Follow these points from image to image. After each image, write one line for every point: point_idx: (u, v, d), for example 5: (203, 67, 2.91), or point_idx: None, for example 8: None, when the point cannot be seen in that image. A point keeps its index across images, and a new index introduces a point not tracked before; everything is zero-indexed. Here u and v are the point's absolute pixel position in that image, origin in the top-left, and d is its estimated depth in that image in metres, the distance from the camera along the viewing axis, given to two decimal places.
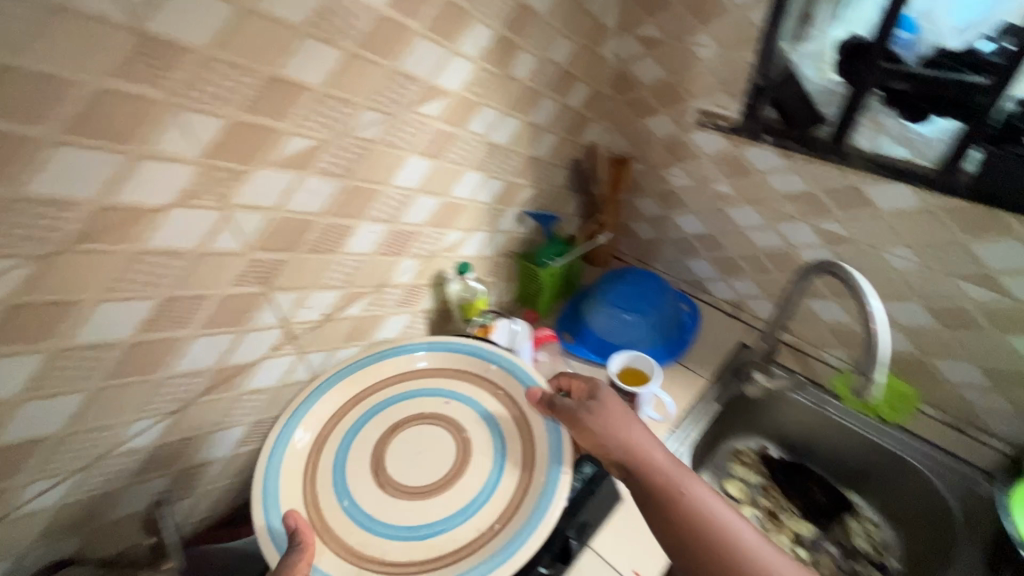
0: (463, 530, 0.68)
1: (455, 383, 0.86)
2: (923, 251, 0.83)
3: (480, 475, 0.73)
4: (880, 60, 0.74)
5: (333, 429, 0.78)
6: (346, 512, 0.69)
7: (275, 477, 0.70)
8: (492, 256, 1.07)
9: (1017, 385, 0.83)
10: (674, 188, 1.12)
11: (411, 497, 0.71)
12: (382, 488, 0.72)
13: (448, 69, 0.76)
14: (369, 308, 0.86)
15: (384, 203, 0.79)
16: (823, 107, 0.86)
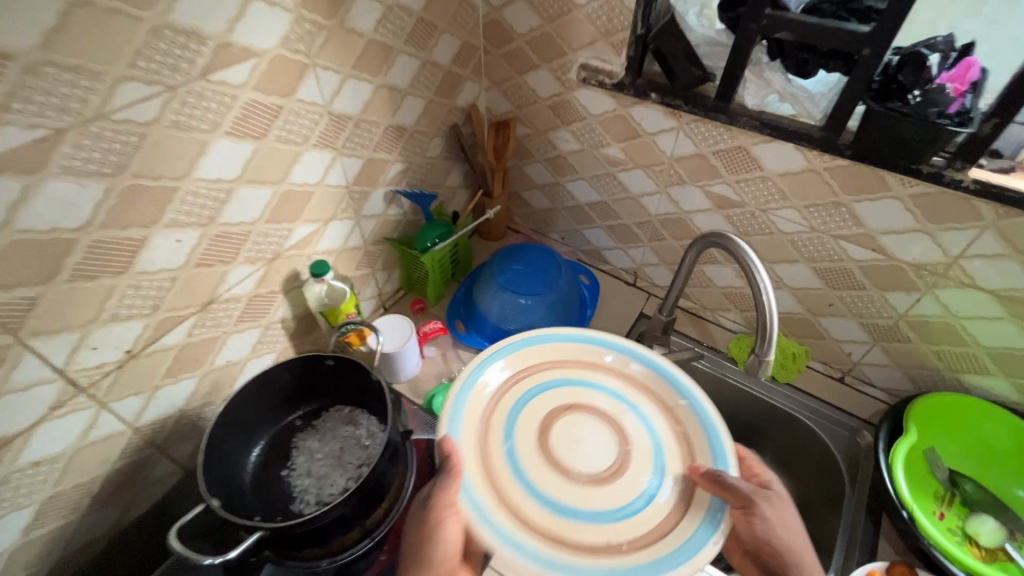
0: (598, 535, 0.53)
1: (640, 398, 0.63)
2: (808, 212, 0.80)
3: (640, 477, 0.57)
4: (765, 7, 0.65)
5: (528, 378, 0.64)
6: (508, 454, 0.58)
7: (461, 410, 0.60)
8: (360, 247, 0.91)
9: (894, 340, 0.84)
10: (563, 153, 1.02)
11: (591, 482, 0.56)
12: (540, 455, 0.58)
13: (250, 21, 0.58)
14: (198, 331, 0.70)
15: (189, 203, 0.61)
16: (708, 60, 0.75)
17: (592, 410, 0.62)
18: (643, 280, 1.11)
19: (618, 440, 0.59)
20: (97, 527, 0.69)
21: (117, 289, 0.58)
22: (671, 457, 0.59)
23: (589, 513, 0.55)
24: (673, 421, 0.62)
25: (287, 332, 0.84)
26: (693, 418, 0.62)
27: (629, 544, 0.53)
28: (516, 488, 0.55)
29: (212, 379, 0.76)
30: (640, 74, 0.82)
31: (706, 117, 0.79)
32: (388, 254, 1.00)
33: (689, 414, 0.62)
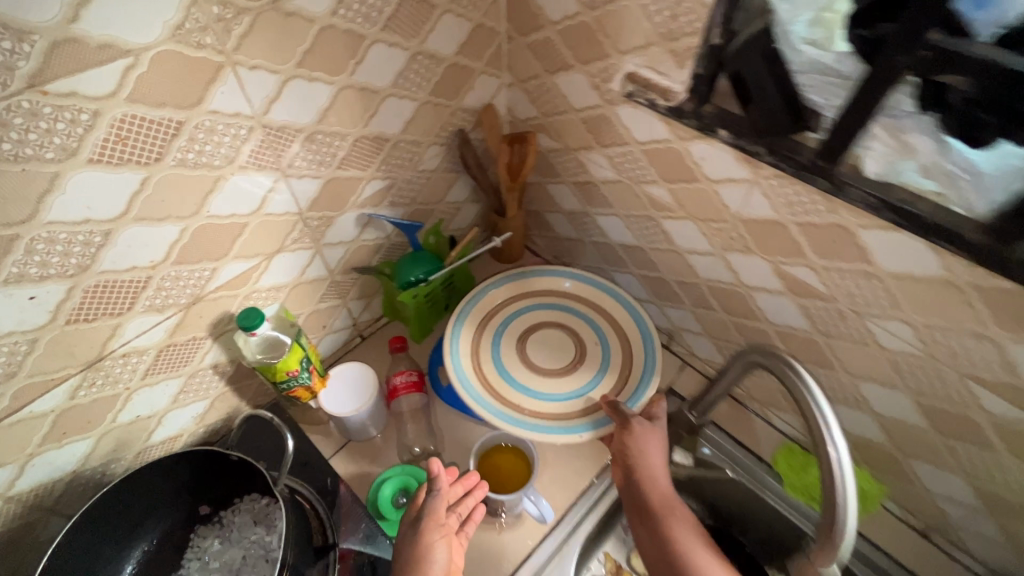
0: (528, 403, 0.77)
1: (597, 322, 0.84)
2: (928, 334, 0.54)
3: (581, 373, 0.80)
4: (929, 28, 0.38)
5: (519, 301, 0.86)
6: (495, 343, 0.82)
7: (465, 321, 0.83)
8: (323, 279, 0.74)
9: (1017, 519, 0.59)
10: (595, 180, 0.78)
11: (543, 374, 0.79)
12: (523, 361, 0.81)
13: (106, 5, 0.39)
14: (85, 392, 0.56)
15: (41, 253, 0.45)
16: (815, 96, 0.49)
17: (562, 329, 0.84)
18: (679, 345, 0.88)
19: (575, 355, 0.81)
20: None
21: None
22: (603, 381, 0.78)
23: (536, 392, 0.78)
24: (621, 345, 0.81)
25: (221, 378, 0.70)
26: (638, 340, 0.80)
27: (530, 411, 0.76)
28: (491, 366, 0.80)
29: (116, 436, 0.63)
30: (708, 100, 0.57)
31: (796, 177, 0.54)
32: (364, 281, 0.82)
33: (636, 350, 0.80)
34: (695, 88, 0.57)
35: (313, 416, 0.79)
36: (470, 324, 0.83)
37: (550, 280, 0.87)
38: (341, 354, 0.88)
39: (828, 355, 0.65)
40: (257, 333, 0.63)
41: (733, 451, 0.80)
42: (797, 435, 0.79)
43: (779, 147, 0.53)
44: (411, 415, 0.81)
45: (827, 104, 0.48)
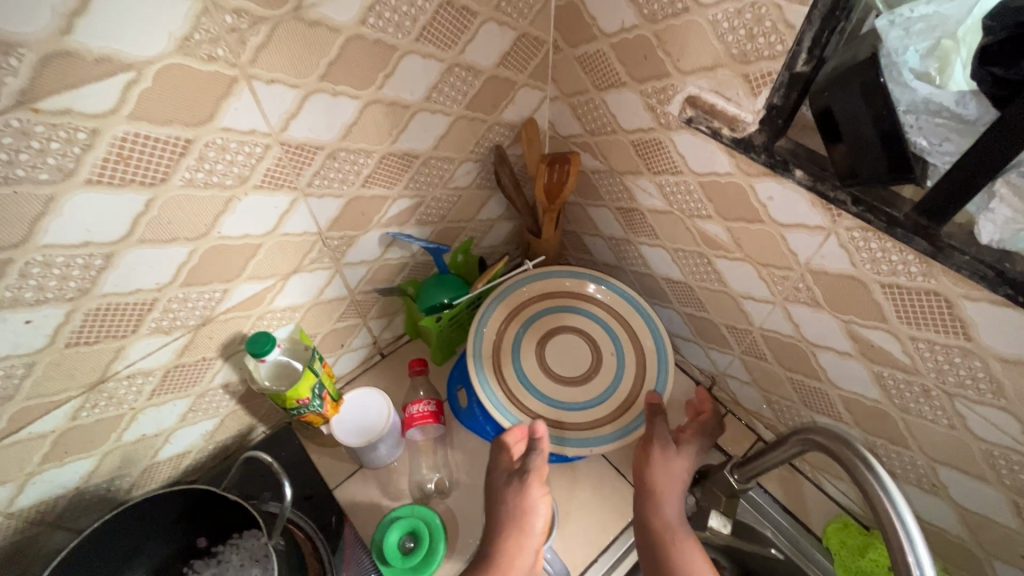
0: (538, 407, 0.71)
1: (620, 322, 0.76)
2: None
3: (599, 383, 0.72)
4: None
5: (546, 296, 0.78)
6: (515, 336, 0.75)
7: (490, 309, 0.75)
8: (342, 299, 0.71)
9: None
10: (641, 208, 0.71)
11: (559, 377, 0.73)
12: (540, 359, 0.74)
13: (98, 13, 0.34)
14: (88, 413, 0.54)
15: (39, 277, 0.42)
16: (920, 140, 0.40)
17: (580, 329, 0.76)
18: (722, 390, 0.80)
19: (595, 358, 0.74)
20: None
21: None
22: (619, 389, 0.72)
23: (545, 395, 0.72)
24: (635, 353, 0.74)
25: (232, 398, 0.67)
26: (652, 343, 0.73)
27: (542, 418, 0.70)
28: (507, 361, 0.73)
29: (121, 454, 0.61)
30: (784, 134, 0.49)
31: (886, 233, 0.45)
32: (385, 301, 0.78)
33: (652, 355, 0.73)
34: (769, 121, 0.49)
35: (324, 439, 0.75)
36: (492, 313, 0.75)
37: (572, 281, 0.78)
38: (359, 372, 0.84)
39: (903, 430, 0.57)
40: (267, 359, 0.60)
41: (775, 517, 0.72)
42: (849, 504, 0.71)
43: (869, 197, 0.45)
44: (427, 446, 0.76)
45: (934, 150, 0.40)
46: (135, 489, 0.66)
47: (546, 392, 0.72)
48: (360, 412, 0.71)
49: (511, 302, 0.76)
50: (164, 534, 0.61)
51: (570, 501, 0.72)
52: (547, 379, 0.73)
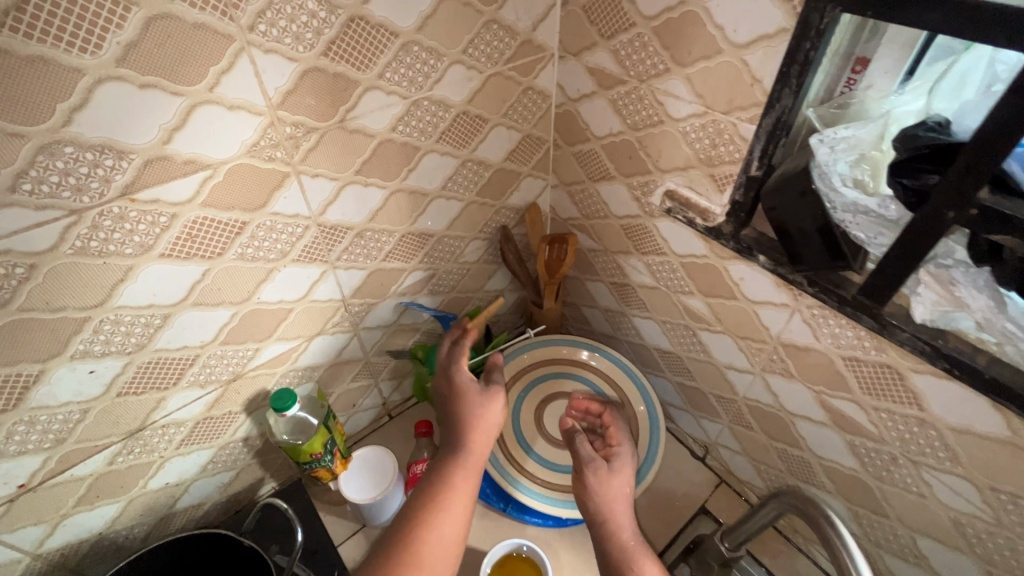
0: (540, 470, 0.75)
1: (612, 388, 0.82)
2: (996, 498, 0.49)
3: None
4: (981, 188, 0.37)
5: (543, 364, 0.85)
6: (516, 402, 0.81)
7: None
8: (358, 360, 0.77)
9: None
10: (632, 283, 0.79)
11: (557, 441, 0.78)
12: (539, 425, 0.80)
13: (192, 128, 0.44)
14: (122, 458, 0.59)
15: (107, 332, 0.50)
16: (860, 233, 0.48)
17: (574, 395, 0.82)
18: (715, 459, 0.83)
19: None
20: None
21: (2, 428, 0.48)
22: None
23: (545, 458, 0.77)
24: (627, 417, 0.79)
25: (249, 451, 0.72)
26: (642, 407, 0.79)
27: (542, 481, 0.74)
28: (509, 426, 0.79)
29: (144, 501, 0.65)
30: (748, 224, 0.57)
31: (839, 311, 0.52)
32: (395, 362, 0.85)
33: (643, 418, 0.78)
34: (735, 213, 0.57)
35: (330, 495, 0.78)
36: None
37: (567, 350, 0.85)
38: (367, 432, 0.88)
39: (881, 499, 0.60)
40: (287, 414, 0.65)
41: None
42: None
43: (821, 280, 0.52)
44: None
45: (870, 241, 0.47)
46: (150, 539, 0.69)
47: (545, 454, 0.77)
48: (367, 468, 0.75)
49: (513, 368, 0.83)
50: None
51: (566, 567, 0.73)
52: (547, 443, 0.78)
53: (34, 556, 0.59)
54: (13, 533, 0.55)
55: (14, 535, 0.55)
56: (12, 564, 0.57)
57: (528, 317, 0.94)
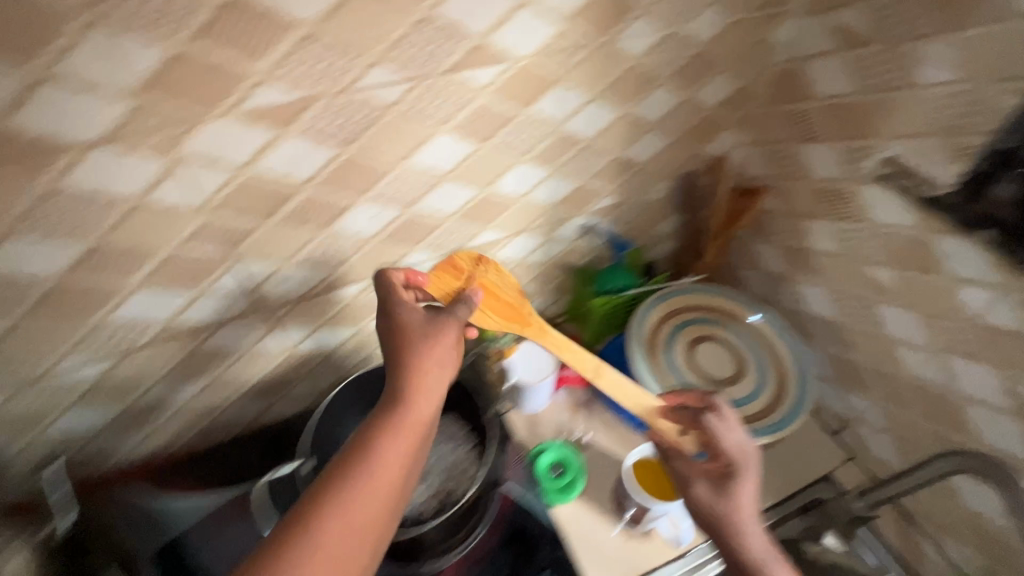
0: None
1: (762, 340, 0.85)
2: None
3: (744, 388, 0.81)
4: None
5: (696, 307, 0.89)
6: (668, 335, 0.86)
7: (648, 308, 0.87)
8: (538, 265, 0.87)
9: None
10: (810, 248, 0.81)
11: (705, 377, 0.82)
12: (689, 359, 0.84)
13: (510, 26, 0.54)
14: (365, 293, 0.73)
15: (396, 184, 0.62)
16: None
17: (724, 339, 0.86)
18: (849, 436, 0.85)
19: (738, 365, 0.83)
20: (237, 416, 0.79)
21: (311, 242, 0.63)
22: (762, 396, 0.80)
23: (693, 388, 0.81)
24: (777, 368, 0.82)
25: None
26: (793, 362, 0.82)
27: None
28: (660, 355, 0.84)
29: (363, 336, 0.80)
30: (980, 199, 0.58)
31: None
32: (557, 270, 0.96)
33: (793, 372, 0.81)
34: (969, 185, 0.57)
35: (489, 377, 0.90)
36: (650, 312, 0.87)
37: (720, 299, 0.89)
38: None
39: None
40: None
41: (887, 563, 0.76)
42: None
43: None
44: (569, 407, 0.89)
45: None
46: (356, 369, 0.85)
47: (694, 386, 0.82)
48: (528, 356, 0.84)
49: (674, 305, 0.88)
50: None
51: None
52: (698, 377, 0.82)
53: (289, 353, 0.75)
54: (287, 329, 0.71)
55: (287, 331, 0.72)
56: (276, 354, 0.74)
57: (683, 266, 0.99)
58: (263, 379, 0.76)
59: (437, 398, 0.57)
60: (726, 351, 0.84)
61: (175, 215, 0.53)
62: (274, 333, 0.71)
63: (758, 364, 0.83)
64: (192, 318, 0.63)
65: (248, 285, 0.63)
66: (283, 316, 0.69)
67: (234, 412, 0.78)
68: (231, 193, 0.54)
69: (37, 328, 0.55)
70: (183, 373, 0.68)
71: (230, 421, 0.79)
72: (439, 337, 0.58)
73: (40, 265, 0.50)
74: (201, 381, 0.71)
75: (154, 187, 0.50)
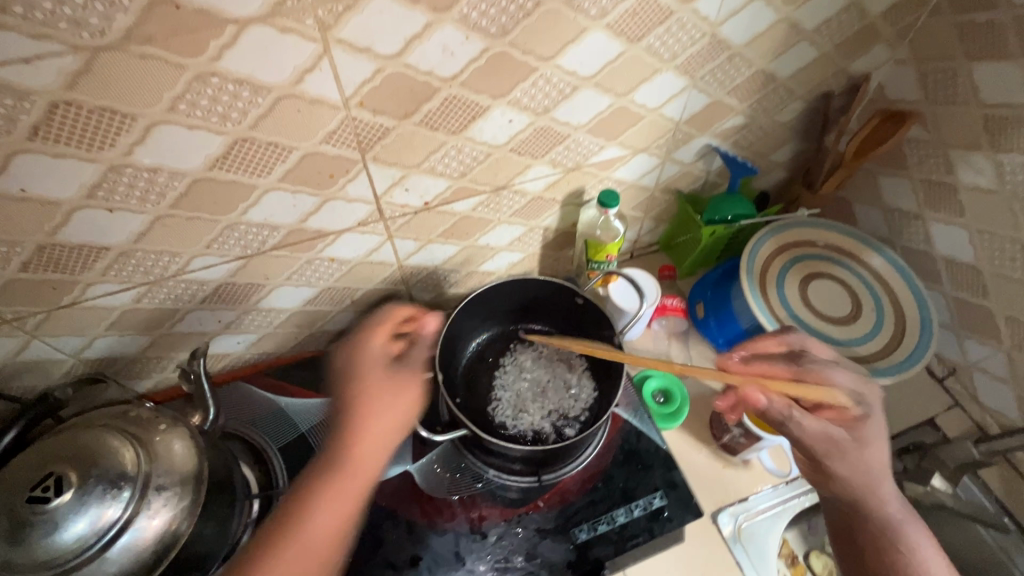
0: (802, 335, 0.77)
1: (880, 280, 0.81)
2: None
3: (858, 329, 0.78)
4: None
5: (809, 243, 0.84)
6: (779, 271, 0.82)
7: (759, 241, 0.83)
8: (650, 189, 0.82)
9: None
10: (956, 183, 0.74)
11: (817, 315, 0.79)
12: (802, 297, 0.81)
13: None
14: (480, 208, 0.70)
15: (537, 87, 0.57)
16: None
17: (838, 278, 0.82)
18: (957, 382, 0.83)
19: (853, 305, 0.80)
20: (342, 324, 0.79)
21: (441, 148, 0.59)
22: (878, 338, 0.77)
23: (806, 325, 0.79)
24: (895, 310, 0.79)
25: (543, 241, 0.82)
26: (914, 304, 0.78)
27: None
28: (772, 290, 0.81)
29: (468, 253, 0.78)
30: None
31: None
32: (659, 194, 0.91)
33: (913, 314, 0.77)
34: None
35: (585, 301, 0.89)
36: (762, 245, 0.83)
37: (836, 235, 0.84)
38: None
39: None
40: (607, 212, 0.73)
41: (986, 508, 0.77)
42: None
43: None
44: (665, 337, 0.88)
45: None
46: (456, 287, 0.83)
47: (806, 322, 0.79)
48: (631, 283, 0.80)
49: (787, 239, 0.84)
50: (492, 317, 0.76)
51: None
52: (811, 315, 0.79)
53: (398, 266, 0.74)
54: (401, 241, 0.69)
55: (401, 242, 0.70)
56: (386, 266, 0.73)
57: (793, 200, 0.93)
58: (371, 290, 0.76)
59: (393, 425, 0.60)
60: (840, 291, 0.81)
61: (320, 108, 0.49)
62: (389, 243, 0.69)
63: (874, 305, 0.79)
64: (316, 222, 0.61)
65: (374, 190, 0.61)
66: (400, 226, 0.67)
67: (339, 321, 0.78)
68: (376, 87, 0.50)
69: (177, 223, 0.54)
70: (302, 278, 0.68)
71: (334, 330, 0.79)
72: (378, 394, 0.61)
73: (187, 155, 0.48)
74: (315, 287, 0.70)
75: (304, 75, 0.46)
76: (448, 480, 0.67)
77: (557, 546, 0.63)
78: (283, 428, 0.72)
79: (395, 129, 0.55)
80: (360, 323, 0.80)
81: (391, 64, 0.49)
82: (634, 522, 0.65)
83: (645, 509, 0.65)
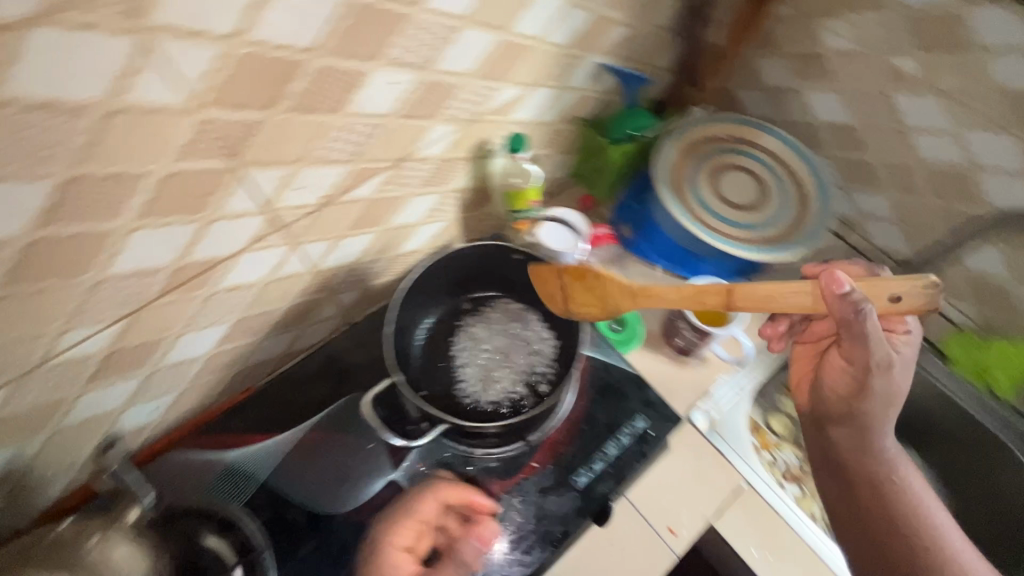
0: (722, 228, 0.82)
1: (776, 160, 0.85)
2: None
3: (767, 210, 0.83)
4: None
5: (709, 139, 0.87)
6: (689, 173, 0.84)
7: (663, 148, 0.84)
8: (551, 123, 0.79)
9: None
10: (823, 52, 0.78)
11: (731, 206, 0.83)
12: (713, 193, 0.84)
13: None
14: (384, 187, 0.63)
15: (415, 38, 0.50)
16: None
17: (742, 166, 0.85)
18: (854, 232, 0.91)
19: (760, 190, 0.84)
20: (265, 354, 0.71)
21: (324, 132, 0.51)
22: (786, 214, 0.82)
23: (723, 218, 0.83)
24: (795, 184, 0.84)
25: (458, 204, 0.77)
26: (809, 175, 0.83)
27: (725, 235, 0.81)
28: (687, 193, 0.83)
29: (384, 239, 0.71)
30: None
31: None
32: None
33: (811, 184, 0.83)
34: None
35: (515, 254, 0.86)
36: (667, 151, 0.84)
37: (731, 125, 0.86)
38: None
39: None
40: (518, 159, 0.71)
41: None
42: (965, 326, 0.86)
43: None
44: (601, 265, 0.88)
45: None
46: (380, 278, 0.77)
47: (722, 215, 0.83)
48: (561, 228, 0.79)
49: (689, 140, 0.86)
50: (431, 298, 0.72)
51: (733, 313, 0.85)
52: (725, 207, 0.83)
53: (309, 274, 0.66)
54: (305, 245, 0.61)
55: (306, 247, 0.62)
56: (295, 278, 0.64)
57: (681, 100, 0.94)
58: (287, 308, 0.67)
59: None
60: (747, 178, 0.85)
61: (166, 117, 0.40)
62: (292, 252, 0.61)
63: (777, 183, 0.84)
64: (200, 252, 0.51)
65: (261, 199, 0.52)
66: (301, 230, 0.59)
67: (263, 351, 0.70)
68: (228, 78, 0.41)
69: (21, 303, 0.43)
70: (205, 319, 0.59)
71: (260, 362, 0.71)
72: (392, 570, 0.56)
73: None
74: (221, 325, 0.61)
75: (128, 81, 0.37)
76: (438, 476, 0.65)
77: (561, 498, 0.64)
78: (234, 491, 0.65)
79: (266, 123, 0.47)
80: (285, 346, 0.72)
81: (239, 45, 0.40)
82: (625, 453, 0.67)
83: (632, 434, 0.69)
